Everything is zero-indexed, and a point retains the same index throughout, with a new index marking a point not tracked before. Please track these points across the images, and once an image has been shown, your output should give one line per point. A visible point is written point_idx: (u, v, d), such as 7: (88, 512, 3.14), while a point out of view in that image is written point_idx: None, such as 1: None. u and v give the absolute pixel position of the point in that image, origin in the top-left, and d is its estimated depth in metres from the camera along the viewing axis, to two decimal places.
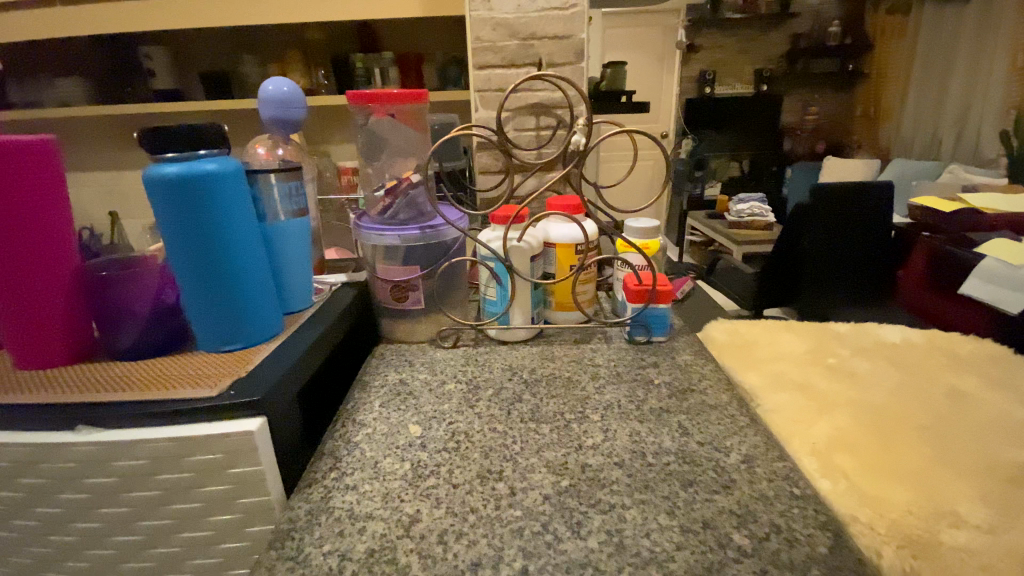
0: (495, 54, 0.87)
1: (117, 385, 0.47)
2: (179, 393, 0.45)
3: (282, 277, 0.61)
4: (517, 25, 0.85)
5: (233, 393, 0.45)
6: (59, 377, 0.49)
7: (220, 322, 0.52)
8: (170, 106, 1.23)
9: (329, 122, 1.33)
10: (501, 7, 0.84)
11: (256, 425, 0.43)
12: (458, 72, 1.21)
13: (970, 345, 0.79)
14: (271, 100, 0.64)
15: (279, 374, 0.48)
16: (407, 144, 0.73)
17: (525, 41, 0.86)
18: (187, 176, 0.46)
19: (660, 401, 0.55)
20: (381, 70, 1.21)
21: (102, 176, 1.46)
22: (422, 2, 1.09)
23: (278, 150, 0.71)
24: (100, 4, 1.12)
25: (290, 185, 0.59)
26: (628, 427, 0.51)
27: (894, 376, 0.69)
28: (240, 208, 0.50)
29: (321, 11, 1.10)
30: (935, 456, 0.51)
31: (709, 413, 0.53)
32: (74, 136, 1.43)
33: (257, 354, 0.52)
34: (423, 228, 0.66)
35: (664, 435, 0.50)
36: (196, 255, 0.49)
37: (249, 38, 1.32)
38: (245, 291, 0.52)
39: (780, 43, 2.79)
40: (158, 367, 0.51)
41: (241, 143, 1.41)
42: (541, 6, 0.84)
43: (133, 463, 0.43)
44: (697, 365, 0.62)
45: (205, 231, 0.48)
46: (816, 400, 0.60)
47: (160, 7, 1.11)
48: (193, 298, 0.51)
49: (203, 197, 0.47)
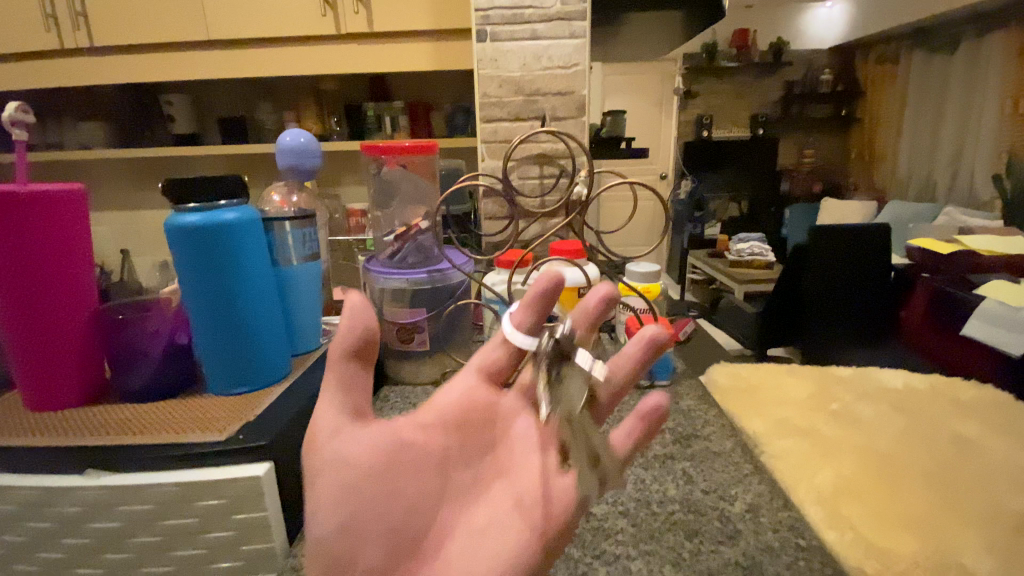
0: (499, 109, 0.92)
1: (126, 427, 0.48)
2: (188, 437, 0.45)
3: (291, 321, 0.62)
4: (523, 82, 0.91)
5: (241, 437, 0.45)
6: (70, 419, 0.50)
7: (230, 366, 0.53)
8: (188, 150, 1.27)
9: (340, 166, 1.38)
10: (507, 65, 0.91)
11: (263, 469, 0.43)
12: (464, 119, 1.26)
13: (973, 391, 0.79)
14: (288, 151, 0.68)
15: (286, 418, 0.48)
16: (417, 193, 0.76)
17: (530, 96, 0.92)
18: (208, 227, 0.48)
19: (664, 447, 0.55)
20: (391, 118, 1.27)
21: (117, 215, 1.50)
22: (431, 57, 1.15)
23: (292, 197, 0.74)
24: (130, 56, 1.18)
25: (304, 232, 0.61)
26: (632, 475, 0.51)
27: (899, 420, 0.69)
28: (256, 255, 0.52)
29: (334, 64, 1.16)
30: (943, 505, 0.50)
31: (712, 460, 0.53)
32: (93, 177, 1.48)
33: (264, 398, 0.53)
34: (430, 272, 0.68)
35: (669, 482, 0.50)
36: (211, 301, 0.50)
37: (267, 88, 1.39)
38: (256, 335, 0.54)
39: (774, 89, 3.34)
40: (168, 410, 0.51)
41: (255, 185, 1.46)
42: (545, 65, 0.91)
43: (138, 508, 0.43)
44: (700, 410, 0.63)
45: (223, 279, 0.50)
46: (820, 446, 0.60)
47: (184, 59, 1.17)
48: (205, 342, 0.52)
49: (223, 246, 0.49)
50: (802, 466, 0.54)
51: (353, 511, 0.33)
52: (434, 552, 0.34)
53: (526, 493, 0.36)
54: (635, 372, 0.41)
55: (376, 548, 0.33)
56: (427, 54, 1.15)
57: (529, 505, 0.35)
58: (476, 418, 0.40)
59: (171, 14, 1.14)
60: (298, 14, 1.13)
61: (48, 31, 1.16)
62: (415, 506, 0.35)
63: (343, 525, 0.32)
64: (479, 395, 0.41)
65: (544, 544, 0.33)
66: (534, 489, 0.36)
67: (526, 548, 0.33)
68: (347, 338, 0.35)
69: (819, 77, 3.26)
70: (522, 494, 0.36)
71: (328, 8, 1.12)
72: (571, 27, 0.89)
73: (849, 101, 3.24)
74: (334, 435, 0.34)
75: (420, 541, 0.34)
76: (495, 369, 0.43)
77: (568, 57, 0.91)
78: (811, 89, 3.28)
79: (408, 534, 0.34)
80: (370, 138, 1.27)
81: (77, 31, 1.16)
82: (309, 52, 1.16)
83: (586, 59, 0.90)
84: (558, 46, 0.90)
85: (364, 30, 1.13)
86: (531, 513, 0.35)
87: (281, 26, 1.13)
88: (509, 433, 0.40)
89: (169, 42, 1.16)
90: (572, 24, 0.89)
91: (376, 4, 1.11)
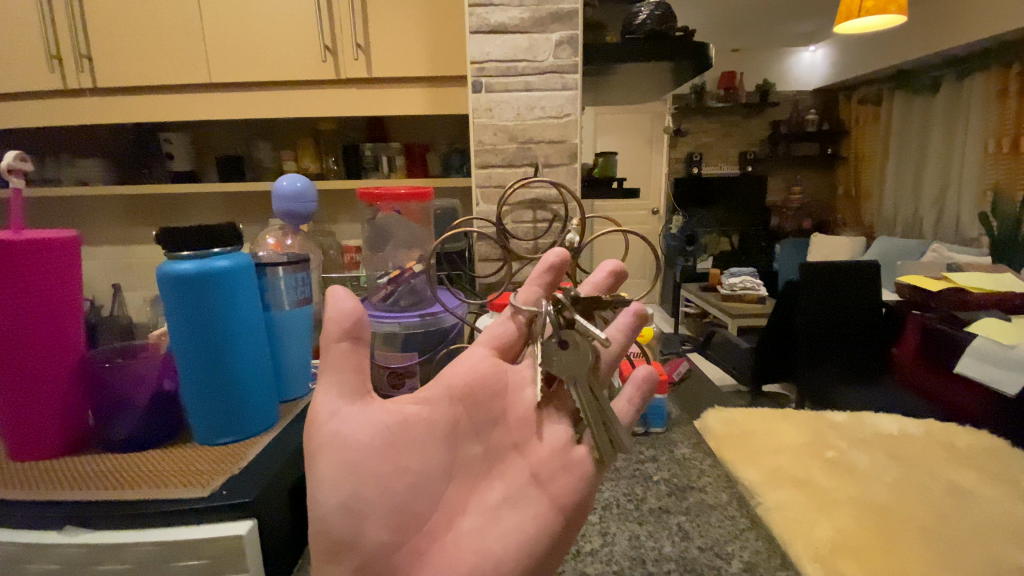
0: (495, 154, 1.04)
1: (108, 480, 0.46)
2: (171, 492, 0.44)
3: (281, 366, 0.62)
4: (517, 130, 1.02)
5: (225, 492, 0.44)
6: (52, 470, 0.48)
7: (216, 416, 0.52)
8: (184, 188, 1.28)
9: (335, 204, 1.39)
10: (502, 115, 1.02)
11: (246, 527, 0.42)
12: (460, 160, 1.28)
13: (968, 439, 0.79)
14: (284, 196, 0.69)
15: (272, 472, 0.47)
16: (413, 237, 0.78)
17: (524, 144, 1.03)
18: (199, 274, 0.48)
19: (658, 500, 0.54)
20: (387, 158, 1.29)
21: (108, 249, 1.50)
22: (428, 102, 1.18)
23: (287, 239, 0.75)
24: (135, 97, 1.20)
25: (297, 276, 0.61)
26: (627, 530, 0.50)
27: (895, 469, 0.69)
28: (247, 302, 0.52)
29: (332, 107, 1.19)
30: (944, 563, 0.50)
31: (708, 514, 0.52)
32: (87, 212, 1.49)
33: (251, 448, 0.52)
34: (423, 315, 0.68)
35: (665, 539, 0.49)
36: (201, 349, 0.50)
37: (266, 130, 1.42)
38: (246, 383, 0.53)
39: (762, 128, 3.44)
40: (152, 461, 0.50)
41: (250, 222, 1.47)
42: (538, 113, 1.02)
43: (120, 566, 0.42)
44: (695, 459, 0.62)
45: (213, 326, 0.50)
46: (817, 498, 0.60)
47: (185, 100, 1.20)
48: (192, 389, 0.51)
49: (214, 293, 0.49)
50: (800, 520, 0.54)
51: (358, 487, 0.36)
52: (446, 523, 0.38)
53: (537, 463, 0.41)
54: (627, 339, 0.43)
55: (385, 524, 0.36)
56: (424, 99, 1.18)
57: (538, 482, 0.40)
58: (483, 391, 0.43)
59: (174, 58, 1.17)
60: (298, 58, 1.16)
61: (51, 72, 1.18)
62: (427, 480, 0.38)
63: (356, 499, 0.35)
64: (486, 365, 0.44)
65: (557, 508, 0.39)
66: (547, 460, 0.41)
67: (539, 514, 0.39)
68: (338, 323, 0.36)
69: (805, 116, 3.31)
70: (534, 468, 0.40)
71: (328, 54, 1.15)
72: (564, 79, 1.00)
73: (834, 141, 3.32)
74: (338, 414, 0.37)
75: (436, 507, 0.38)
76: (496, 338, 0.46)
77: (561, 107, 1.01)
78: (797, 129, 3.32)
79: (419, 507, 0.37)
80: (366, 176, 1.29)
81: (80, 73, 1.18)
82: (309, 94, 1.18)
83: (576, 110, 1.01)
84: (550, 98, 1.01)
85: (364, 75, 1.16)
86: (544, 481, 0.40)
87: (281, 69, 1.16)
88: (513, 406, 0.43)
89: (171, 84, 1.18)
90: (565, 77, 0.99)
91: (375, 51, 1.14)
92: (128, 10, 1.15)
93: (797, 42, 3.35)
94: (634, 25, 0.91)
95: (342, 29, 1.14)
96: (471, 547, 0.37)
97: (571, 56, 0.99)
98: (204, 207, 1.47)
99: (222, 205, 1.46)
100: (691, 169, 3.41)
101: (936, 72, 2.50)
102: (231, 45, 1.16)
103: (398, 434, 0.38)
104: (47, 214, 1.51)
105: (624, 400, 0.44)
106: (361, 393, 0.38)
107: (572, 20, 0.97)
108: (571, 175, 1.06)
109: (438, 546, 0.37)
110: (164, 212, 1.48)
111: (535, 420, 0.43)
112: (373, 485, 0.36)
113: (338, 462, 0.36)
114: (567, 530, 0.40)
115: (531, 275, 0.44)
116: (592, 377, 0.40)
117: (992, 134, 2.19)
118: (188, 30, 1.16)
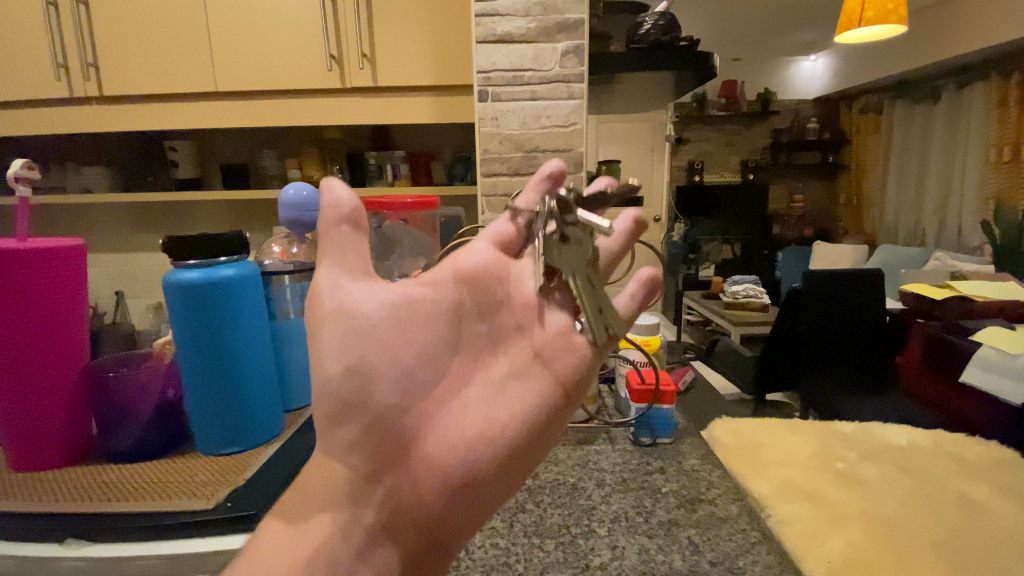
0: (501, 163, 1.04)
1: (110, 491, 0.46)
2: (174, 504, 0.44)
3: (285, 375, 0.61)
4: (523, 139, 1.03)
5: (230, 504, 0.43)
6: (54, 481, 0.48)
7: (220, 426, 0.51)
8: (189, 195, 1.28)
9: None
10: (507, 124, 1.02)
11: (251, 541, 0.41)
12: (464, 168, 1.29)
13: None
14: (290, 204, 0.69)
15: (277, 484, 0.47)
16: (420, 246, 0.77)
17: (529, 153, 1.03)
18: (206, 283, 0.48)
19: (668, 512, 0.53)
20: (392, 166, 1.30)
21: (112, 256, 1.50)
22: (433, 110, 1.19)
23: (293, 248, 0.75)
24: (141, 105, 1.21)
25: (303, 285, 0.61)
26: (636, 544, 0.49)
27: None
28: (254, 310, 0.52)
29: (337, 115, 1.19)
30: None
31: (719, 527, 0.51)
32: (91, 219, 1.49)
33: (256, 459, 0.51)
34: None
35: (675, 553, 0.48)
36: (205, 358, 0.49)
37: (270, 138, 1.43)
38: (250, 393, 0.52)
39: (763, 136, 3.44)
40: (156, 472, 0.49)
41: (254, 230, 1.47)
42: (544, 122, 1.02)
43: None
44: (704, 471, 0.61)
45: (219, 334, 0.49)
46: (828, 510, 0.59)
47: (191, 109, 1.20)
48: (196, 399, 0.50)
49: (220, 302, 0.49)
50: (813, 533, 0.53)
51: (365, 352, 0.36)
52: (451, 396, 0.38)
53: (541, 343, 0.39)
54: (625, 245, 0.44)
55: (394, 388, 0.37)
56: (429, 107, 1.18)
57: (544, 358, 0.39)
58: (487, 277, 0.41)
59: (181, 67, 1.17)
60: (304, 67, 1.16)
61: (58, 80, 1.19)
62: (430, 353, 0.38)
63: (358, 365, 0.36)
64: (489, 258, 0.42)
65: (561, 386, 0.39)
66: (551, 342, 0.39)
67: (542, 387, 0.38)
68: (336, 209, 0.36)
69: (806, 125, 3.32)
70: (538, 346, 0.39)
71: (334, 63, 1.16)
72: (570, 88, 1.00)
73: (836, 148, 3.32)
74: (342, 288, 0.37)
75: (436, 383, 0.38)
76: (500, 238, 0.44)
77: (567, 116, 1.02)
78: (798, 138, 3.31)
79: (419, 380, 0.38)
80: (371, 184, 1.30)
81: (87, 81, 1.19)
82: (314, 103, 1.19)
83: (582, 119, 1.01)
84: (556, 107, 1.01)
85: (369, 85, 1.16)
86: (549, 359, 0.39)
87: (287, 79, 1.17)
88: (514, 294, 0.41)
89: (177, 93, 1.19)
90: (571, 87, 0.99)
91: (381, 61, 1.15)
92: (136, 20, 1.16)
93: (798, 52, 3.37)
94: (639, 35, 0.91)
95: (347, 38, 1.14)
96: (478, 412, 0.37)
97: (577, 65, 0.99)
98: (208, 214, 1.48)
99: (227, 212, 1.46)
100: (692, 177, 3.42)
101: (938, 81, 2.50)
102: (238, 54, 1.17)
103: (399, 307, 0.38)
104: (51, 221, 1.52)
105: (626, 295, 0.42)
106: (362, 269, 0.38)
107: (579, 30, 0.97)
108: (576, 183, 1.05)
109: (439, 418, 0.37)
110: (169, 219, 1.48)
111: (537, 306, 0.41)
112: (373, 357, 0.36)
113: (340, 331, 0.36)
114: (568, 405, 0.39)
115: (531, 182, 0.44)
116: (594, 270, 0.40)
117: (993, 143, 2.20)
118: (195, 40, 1.17)
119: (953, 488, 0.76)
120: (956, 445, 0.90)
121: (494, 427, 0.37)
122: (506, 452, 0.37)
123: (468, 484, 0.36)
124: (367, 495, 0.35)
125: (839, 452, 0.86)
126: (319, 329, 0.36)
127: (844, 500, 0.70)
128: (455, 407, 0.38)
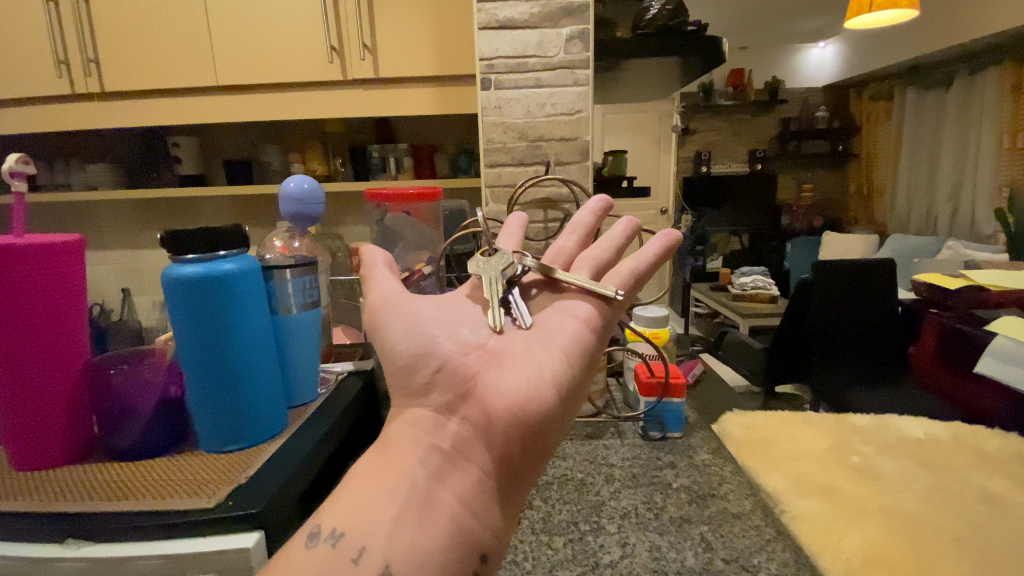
0: (505, 153, 1.02)
1: (112, 491, 0.45)
2: (173, 503, 0.43)
3: (288, 371, 0.60)
4: (527, 128, 1.01)
5: (231, 503, 0.42)
6: (55, 480, 0.47)
7: (224, 423, 0.51)
8: (191, 191, 1.28)
9: (344, 206, 1.39)
10: (511, 112, 1.01)
11: (251, 541, 0.40)
12: (468, 160, 1.28)
13: None
14: (291, 197, 0.67)
15: (279, 481, 0.46)
16: (422, 238, 0.76)
17: (534, 142, 1.02)
18: (205, 278, 0.46)
19: (679, 508, 0.52)
20: (395, 159, 1.29)
21: (120, 254, 1.50)
22: (437, 101, 1.17)
23: (294, 242, 0.74)
24: (141, 101, 1.20)
25: (305, 279, 0.60)
26: (647, 541, 0.48)
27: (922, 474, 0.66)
28: (255, 306, 0.51)
29: (340, 107, 1.18)
30: None
31: (732, 524, 0.50)
32: (96, 217, 1.49)
33: (258, 457, 0.50)
34: None
35: (687, 550, 0.47)
36: (207, 352, 0.48)
37: (274, 133, 1.42)
38: (251, 388, 0.51)
39: (771, 125, 3.41)
40: (158, 471, 0.49)
41: (258, 225, 1.47)
42: (549, 111, 1.00)
43: None
44: (716, 465, 0.59)
45: (220, 331, 0.48)
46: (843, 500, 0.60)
47: (191, 103, 1.20)
48: (197, 392, 0.50)
49: (221, 296, 0.48)
50: None
51: (424, 324, 0.42)
52: (499, 351, 0.41)
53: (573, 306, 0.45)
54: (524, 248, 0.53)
55: (454, 341, 0.41)
56: (432, 97, 1.17)
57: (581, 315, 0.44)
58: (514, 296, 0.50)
59: (179, 62, 1.17)
60: (304, 62, 1.15)
61: (60, 76, 1.18)
62: (472, 322, 0.44)
63: (419, 339, 0.41)
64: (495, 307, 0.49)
65: (590, 331, 0.43)
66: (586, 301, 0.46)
67: (574, 340, 0.42)
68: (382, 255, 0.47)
69: (815, 114, 3.31)
70: (568, 310, 0.45)
71: (335, 55, 1.14)
72: (575, 75, 0.98)
73: (846, 138, 3.28)
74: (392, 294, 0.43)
75: (484, 349, 0.41)
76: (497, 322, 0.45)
77: (572, 103, 1.00)
78: (807, 127, 3.31)
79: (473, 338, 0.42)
80: (374, 178, 1.29)
81: (88, 77, 1.18)
82: (312, 95, 1.18)
83: (588, 107, 0.99)
84: (561, 95, 0.99)
85: (373, 76, 1.15)
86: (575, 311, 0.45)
87: (289, 72, 1.16)
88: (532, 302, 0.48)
89: (181, 87, 1.18)
90: (577, 73, 0.98)
91: (381, 51, 1.13)
92: (137, 11, 1.15)
93: (806, 39, 3.32)
94: (645, 20, 0.89)
95: (349, 29, 1.13)
96: (526, 365, 0.40)
97: (583, 51, 0.97)
98: (211, 211, 1.47)
99: (231, 208, 1.46)
100: (699, 168, 3.39)
101: (951, 66, 2.43)
102: (237, 47, 1.15)
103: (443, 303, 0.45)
104: (56, 218, 1.51)
105: (570, 237, 0.52)
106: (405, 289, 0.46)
107: (584, 15, 0.95)
108: (582, 173, 1.04)
109: (494, 368, 0.40)
110: (173, 216, 1.48)
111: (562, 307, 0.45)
112: (427, 329, 0.42)
113: (398, 311, 0.42)
114: (592, 366, 0.42)
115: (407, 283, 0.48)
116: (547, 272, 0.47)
117: (1006, 128, 2.15)
118: (194, 34, 1.15)
119: (970, 483, 0.75)
120: (973, 438, 0.89)
121: (532, 392, 0.38)
122: (547, 416, 0.38)
123: (514, 443, 0.37)
124: (441, 424, 0.37)
125: (855, 447, 0.87)
126: (379, 316, 0.42)
127: (861, 497, 0.71)
128: (496, 374, 0.39)
